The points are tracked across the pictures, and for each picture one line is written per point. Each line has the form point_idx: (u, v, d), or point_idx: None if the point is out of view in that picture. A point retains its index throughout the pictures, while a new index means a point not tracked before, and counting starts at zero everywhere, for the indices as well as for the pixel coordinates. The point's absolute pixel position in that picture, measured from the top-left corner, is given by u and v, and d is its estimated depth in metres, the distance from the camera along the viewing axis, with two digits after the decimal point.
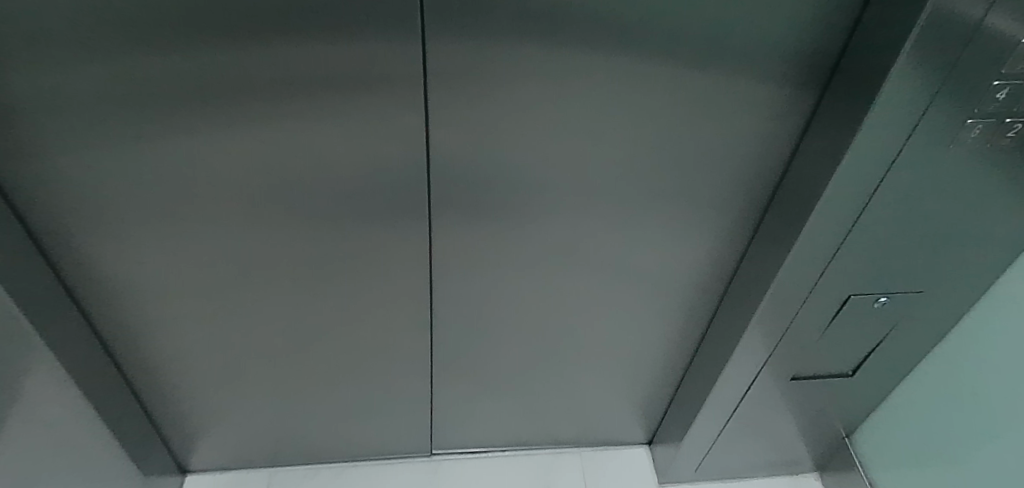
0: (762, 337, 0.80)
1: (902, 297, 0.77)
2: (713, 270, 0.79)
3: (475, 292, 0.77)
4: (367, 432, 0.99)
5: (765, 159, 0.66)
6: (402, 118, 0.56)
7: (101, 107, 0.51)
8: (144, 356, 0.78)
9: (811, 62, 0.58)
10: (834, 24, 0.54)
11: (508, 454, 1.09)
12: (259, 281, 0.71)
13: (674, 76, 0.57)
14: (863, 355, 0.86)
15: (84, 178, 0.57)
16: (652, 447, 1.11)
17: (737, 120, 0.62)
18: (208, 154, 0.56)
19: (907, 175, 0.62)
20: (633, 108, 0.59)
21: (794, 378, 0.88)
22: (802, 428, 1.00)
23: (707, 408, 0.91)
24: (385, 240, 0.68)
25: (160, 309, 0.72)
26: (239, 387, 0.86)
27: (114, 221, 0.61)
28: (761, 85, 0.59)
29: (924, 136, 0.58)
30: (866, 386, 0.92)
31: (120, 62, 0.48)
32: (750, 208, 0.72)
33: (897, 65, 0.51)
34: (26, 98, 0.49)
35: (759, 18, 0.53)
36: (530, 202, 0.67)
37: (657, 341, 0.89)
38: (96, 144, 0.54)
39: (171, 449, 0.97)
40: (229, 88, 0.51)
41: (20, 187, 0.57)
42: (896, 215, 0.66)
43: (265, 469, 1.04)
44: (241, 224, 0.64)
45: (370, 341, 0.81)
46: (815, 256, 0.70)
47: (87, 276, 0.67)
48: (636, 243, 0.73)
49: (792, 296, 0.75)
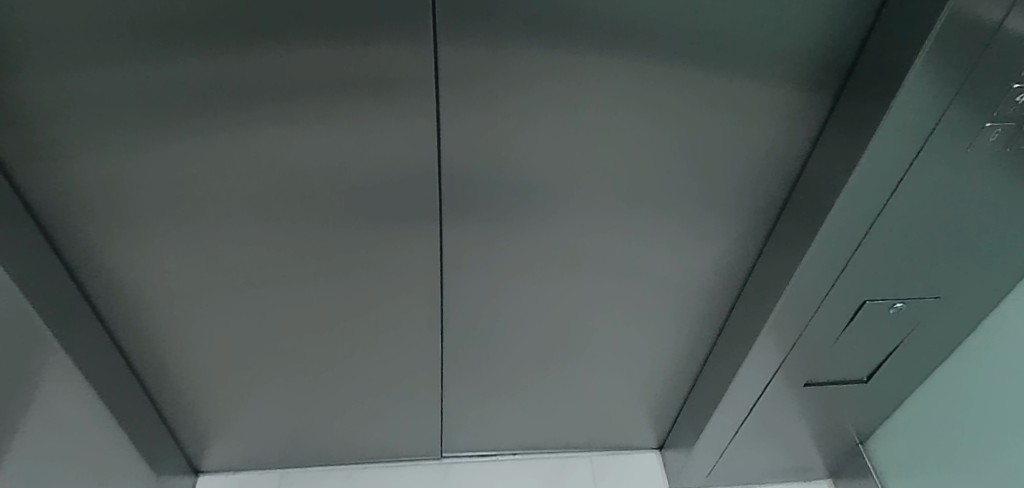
0: (775, 342, 0.79)
1: (919, 303, 0.76)
2: (726, 274, 0.79)
3: (487, 296, 0.77)
4: (378, 434, 0.99)
5: (779, 162, 0.66)
6: (414, 122, 0.56)
7: (116, 109, 0.51)
8: (158, 358, 0.79)
9: (826, 65, 0.57)
10: (850, 27, 0.54)
11: (518, 457, 1.09)
12: (272, 284, 0.71)
13: (687, 78, 0.56)
14: (879, 361, 0.85)
15: (100, 181, 0.58)
16: (663, 451, 1.10)
17: (751, 123, 0.61)
18: (222, 156, 0.57)
19: (925, 179, 0.61)
20: (645, 112, 0.59)
21: (808, 383, 0.87)
22: (815, 434, 0.99)
23: (719, 413, 0.90)
24: (396, 243, 0.68)
25: (172, 310, 0.73)
26: (250, 389, 0.86)
27: (127, 223, 0.62)
28: (775, 88, 0.58)
29: (942, 139, 0.57)
30: (881, 393, 0.91)
31: (135, 64, 0.48)
32: (763, 213, 0.71)
33: (915, 67, 0.51)
34: (42, 99, 0.50)
35: (774, 19, 0.52)
36: (541, 205, 0.67)
37: (668, 344, 0.88)
38: (111, 147, 0.55)
39: (184, 450, 0.98)
40: (243, 90, 0.51)
41: (38, 190, 0.58)
42: (912, 219, 0.65)
43: (277, 470, 1.05)
44: (255, 227, 0.64)
45: (382, 344, 0.82)
46: (830, 261, 0.69)
47: (102, 277, 0.68)
48: (648, 246, 0.73)
49: (806, 300, 0.74)
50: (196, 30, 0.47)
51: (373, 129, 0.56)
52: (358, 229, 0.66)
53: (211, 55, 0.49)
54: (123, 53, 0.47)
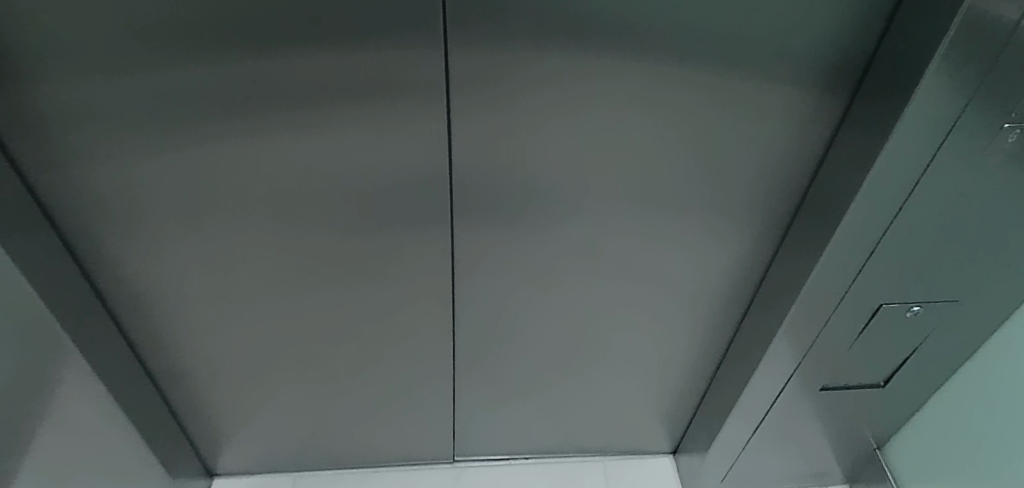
0: (790, 346, 0.78)
1: (936, 306, 0.75)
2: (739, 278, 0.78)
3: (499, 299, 0.77)
4: (391, 438, 0.99)
5: (791, 166, 0.65)
6: (423, 126, 0.56)
7: (130, 115, 0.52)
8: (173, 362, 0.80)
9: (840, 69, 0.56)
10: (863, 31, 0.53)
11: (531, 461, 1.08)
12: (283, 289, 0.72)
13: (698, 79, 0.55)
14: (896, 365, 0.83)
15: (116, 187, 0.58)
16: (677, 456, 1.09)
17: (764, 125, 0.61)
18: (235, 161, 0.57)
19: (943, 179, 0.60)
20: (657, 114, 0.58)
21: (825, 388, 0.86)
22: (832, 439, 0.97)
23: (734, 417, 0.89)
24: (408, 249, 0.69)
25: (185, 313, 0.73)
26: (262, 393, 0.86)
27: (141, 229, 0.63)
28: (788, 89, 0.57)
29: (958, 140, 0.57)
30: (899, 397, 0.89)
31: (147, 70, 0.49)
32: (778, 216, 0.70)
33: (932, 65, 0.50)
34: (58, 105, 0.51)
35: (785, 18, 0.52)
36: (551, 209, 0.67)
37: (682, 347, 0.87)
38: (125, 152, 0.55)
39: (200, 453, 0.99)
40: (256, 97, 0.52)
41: (55, 196, 0.59)
42: (928, 222, 0.64)
43: (292, 472, 1.06)
44: (268, 231, 0.65)
45: (393, 348, 0.82)
46: (846, 263, 0.68)
47: (117, 283, 0.69)
48: (661, 247, 0.72)
49: (820, 303, 0.73)
50: (207, 35, 0.47)
51: (382, 134, 0.57)
52: (370, 233, 0.66)
53: (223, 60, 0.49)
54: (135, 59, 0.48)
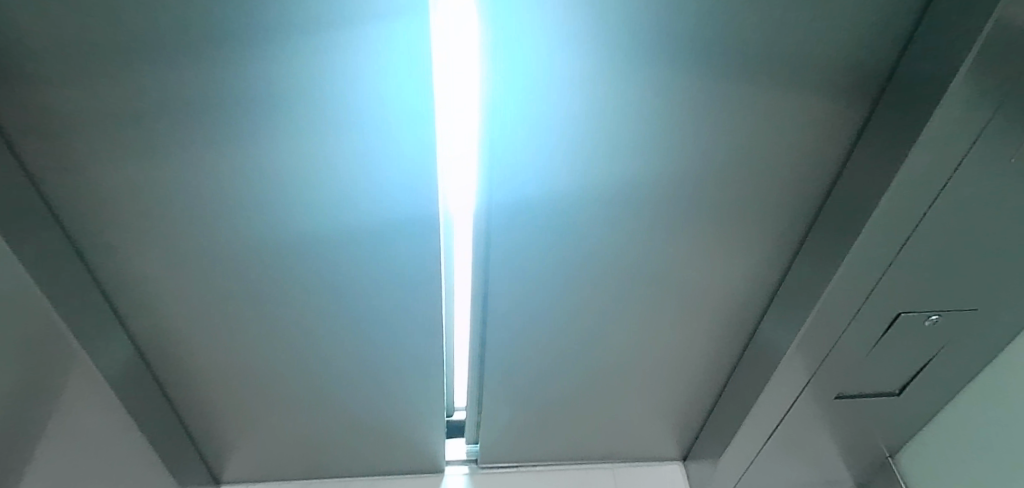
0: (805, 354, 0.78)
1: (955, 315, 0.74)
2: (756, 286, 0.77)
3: (513, 306, 0.76)
4: (400, 445, 0.98)
5: (813, 174, 0.64)
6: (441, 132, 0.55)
7: (145, 117, 0.51)
8: (181, 369, 0.78)
9: (864, 79, 0.56)
10: (889, 42, 0.53)
11: (541, 468, 1.07)
12: (295, 296, 0.70)
13: (723, 85, 0.55)
14: (912, 373, 0.83)
15: (128, 192, 0.57)
16: (686, 463, 1.09)
17: (787, 133, 0.60)
18: (252, 166, 0.56)
19: (968, 190, 0.59)
20: (680, 121, 0.57)
21: (839, 396, 0.85)
22: (843, 447, 0.96)
23: (746, 424, 0.89)
24: (422, 256, 0.67)
25: (193, 319, 0.72)
26: (270, 400, 0.85)
27: (152, 234, 0.61)
28: (812, 98, 0.57)
29: (984, 151, 0.56)
30: (914, 405, 0.88)
31: (163, 71, 0.48)
32: (796, 224, 0.70)
33: (961, 74, 0.49)
34: (71, 106, 0.50)
35: (813, 25, 0.51)
36: (570, 216, 0.65)
37: (695, 354, 0.86)
38: (139, 156, 0.54)
39: (207, 461, 0.97)
40: (271, 101, 0.51)
41: (66, 200, 0.58)
42: (951, 230, 0.63)
43: (299, 480, 1.04)
44: (281, 235, 0.63)
45: (403, 355, 0.80)
46: (866, 272, 0.68)
47: (126, 290, 0.67)
48: (679, 254, 0.71)
49: (839, 312, 0.72)
50: (225, 37, 0.46)
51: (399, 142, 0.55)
52: (386, 240, 0.65)
53: (240, 63, 0.48)
54: (152, 61, 0.47)
